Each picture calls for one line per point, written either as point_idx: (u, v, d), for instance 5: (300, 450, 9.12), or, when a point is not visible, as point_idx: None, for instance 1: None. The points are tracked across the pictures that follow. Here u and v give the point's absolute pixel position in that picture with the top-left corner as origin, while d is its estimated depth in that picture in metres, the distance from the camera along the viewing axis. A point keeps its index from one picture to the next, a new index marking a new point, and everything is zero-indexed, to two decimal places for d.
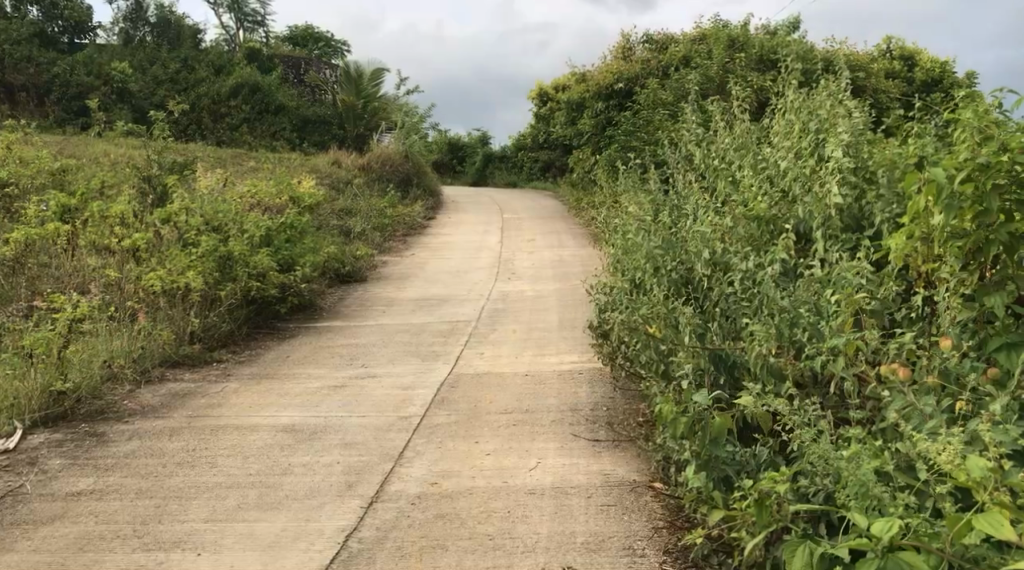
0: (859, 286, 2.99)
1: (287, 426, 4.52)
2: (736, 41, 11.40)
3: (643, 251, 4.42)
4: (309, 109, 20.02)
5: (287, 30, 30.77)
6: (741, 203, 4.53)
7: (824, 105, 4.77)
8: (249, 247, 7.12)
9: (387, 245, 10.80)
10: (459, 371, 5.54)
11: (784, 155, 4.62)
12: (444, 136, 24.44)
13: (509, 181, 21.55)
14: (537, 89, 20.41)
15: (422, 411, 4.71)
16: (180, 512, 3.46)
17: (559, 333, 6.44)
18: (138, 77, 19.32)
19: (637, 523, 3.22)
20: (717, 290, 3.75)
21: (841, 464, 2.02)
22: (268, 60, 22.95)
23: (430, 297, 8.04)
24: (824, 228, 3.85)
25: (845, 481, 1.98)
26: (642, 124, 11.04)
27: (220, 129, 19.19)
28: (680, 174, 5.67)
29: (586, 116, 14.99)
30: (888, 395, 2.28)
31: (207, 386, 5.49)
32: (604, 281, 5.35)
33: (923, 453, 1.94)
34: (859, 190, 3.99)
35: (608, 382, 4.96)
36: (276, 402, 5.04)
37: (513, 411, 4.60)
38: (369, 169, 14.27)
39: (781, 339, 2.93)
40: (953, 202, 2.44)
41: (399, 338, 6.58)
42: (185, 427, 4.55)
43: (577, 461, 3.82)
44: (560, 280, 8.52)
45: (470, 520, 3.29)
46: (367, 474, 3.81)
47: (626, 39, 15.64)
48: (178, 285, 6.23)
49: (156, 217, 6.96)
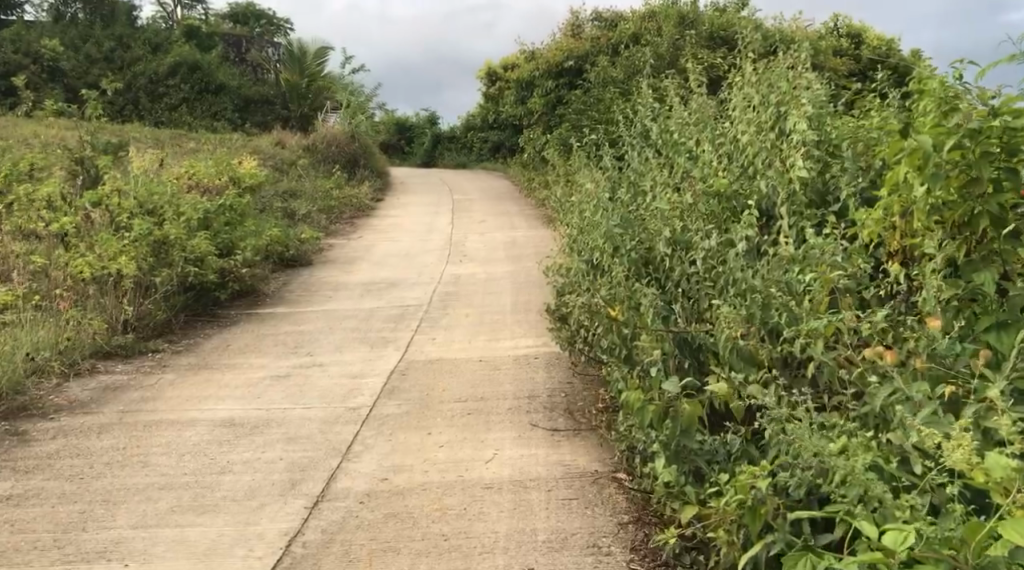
0: (833, 265, 2.86)
1: (226, 420, 4.24)
2: (686, 18, 11.30)
3: (602, 231, 4.23)
4: (251, 89, 19.44)
5: (227, 7, 29.90)
6: (701, 180, 4.38)
7: (782, 75, 4.64)
8: (186, 230, 6.78)
9: (333, 227, 10.46)
10: (409, 358, 5.30)
11: (745, 127, 4.45)
12: (391, 116, 24.07)
13: (458, 161, 21.30)
14: (486, 68, 20.03)
15: (372, 401, 4.47)
16: (107, 517, 3.16)
17: (513, 316, 6.24)
18: (70, 56, 18.57)
19: (602, 518, 3.03)
20: (679, 269, 3.57)
21: (833, 460, 1.86)
22: (207, 37, 22.13)
23: (379, 280, 7.77)
24: (789, 204, 3.72)
25: (842, 478, 1.82)
26: (594, 102, 10.89)
27: (159, 110, 18.53)
28: (635, 150, 5.50)
29: (535, 95, 14.80)
30: (877, 380, 2.13)
31: (141, 379, 5.15)
32: (561, 263, 5.16)
33: (927, 446, 1.79)
34: (823, 163, 3.85)
35: (565, 367, 4.78)
36: (216, 394, 4.75)
37: (468, 400, 4.39)
38: (314, 149, 13.89)
39: (749, 317, 2.75)
40: (940, 171, 2.33)
41: (346, 323, 6.31)
42: (115, 424, 4.24)
43: (535, 451, 3.63)
44: (513, 261, 8.31)
45: (424, 519, 3.07)
46: (312, 471, 3.56)
47: (576, 17, 15.44)
48: (110, 271, 5.88)
49: (86, 200, 6.58)
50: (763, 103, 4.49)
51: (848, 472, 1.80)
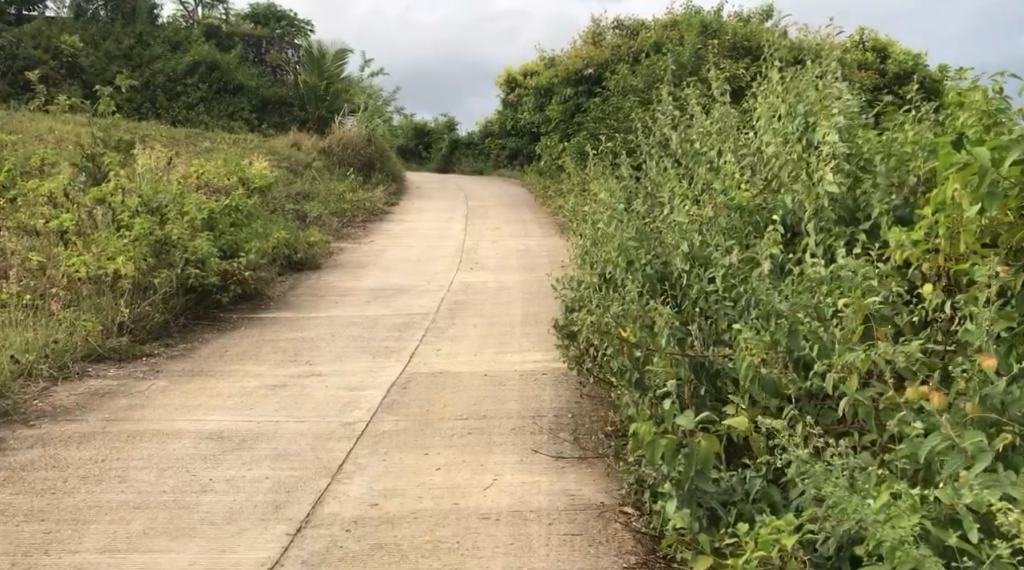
0: (867, 289, 2.61)
1: (214, 432, 4.03)
2: (709, 27, 11.08)
3: (616, 243, 4.01)
4: (269, 90, 19.36)
5: (249, 7, 29.90)
6: (722, 192, 4.15)
7: (810, 85, 4.41)
8: (189, 230, 6.59)
9: (344, 231, 10.27)
10: (411, 370, 5.07)
11: (771, 137, 4.22)
12: (409, 120, 23.95)
13: (475, 167, 21.13)
14: (505, 75, 19.89)
15: (368, 416, 4.23)
16: (74, 539, 2.96)
17: (522, 328, 6.00)
18: (90, 53, 18.54)
19: (606, 558, 2.78)
20: (696, 287, 3.32)
21: (879, 528, 1.61)
22: (227, 37, 22.05)
23: (387, 287, 7.55)
24: (817, 221, 3.48)
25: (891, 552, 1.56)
26: (612, 110, 10.67)
27: (176, 109, 18.48)
28: (654, 160, 5.27)
29: (554, 101, 14.61)
30: (924, 425, 1.87)
31: (131, 385, 4.96)
32: (572, 276, 4.92)
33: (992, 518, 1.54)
34: (853, 178, 3.62)
35: (573, 386, 4.54)
36: (208, 403, 4.54)
37: (469, 418, 4.15)
38: (329, 152, 13.75)
39: (773, 341, 2.50)
40: (996, 191, 2.09)
41: (349, 331, 6.09)
42: (97, 433, 4.04)
43: (537, 479, 3.39)
44: (525, 271, 8.08)
45: (412, 553, 2.84)
46: (299, 492, 3.33)
47: (597, 24, 15.24)
48: (107, 270, 5.71)
49: (90, 197, 6.36)
50: (790, 114, 4.27)
51: (898, 545, 1.55)
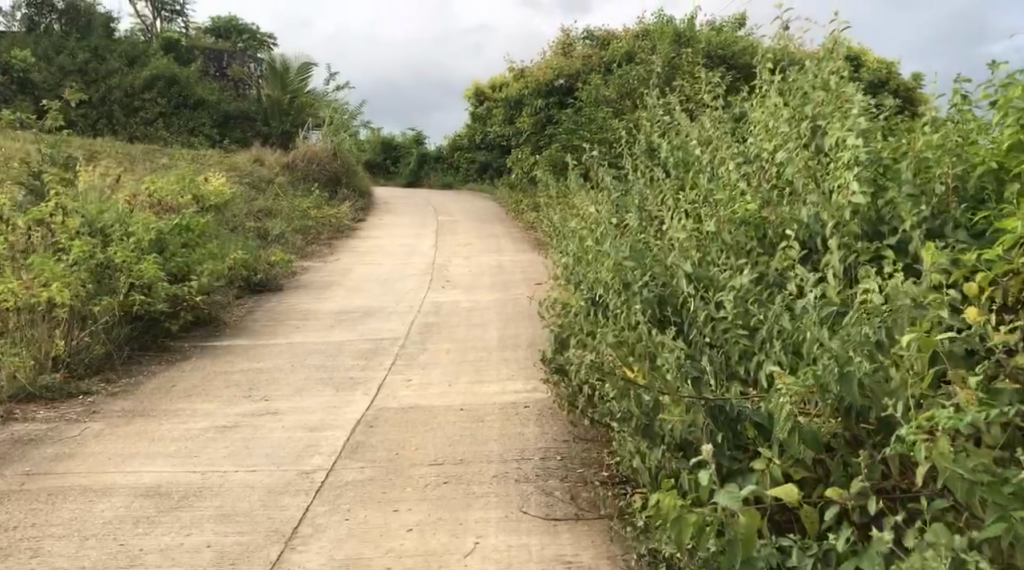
0: (931, 322, 2.14)
1: (149, 487, 3.49)
2: (682, 35, 10.72)
3: (608, 263, 3.51)
4: (231, 104, 18.70)
5: (209, 22, 29.16)
6: (725, 203, 3.66)
7: (809, 79, 3.92)
8: (135, 252, 6.02)
9: (308, 250, 9.73)
10: (380, 405, 4.56)
11: (776, 142, 3.75)
12: (376, 134, 23.41)
13: (444, 182, 20.65)
14: (473, 88, 19.47)
15: (330, 463, 3.72)
16: None
17: (499, 354, 5.52)
18: (42, 68, 17.78)
19: None
20: (704, 316, 2.82)
21: None
22: (187, 51, 21.36)
23: (353, 309, 7.03)
24: (839, 235, 3.00)
25: None
26: (586, 121, 10.25)
27: (134, 124, 17.78)
28: (641, 171, 4.83)
29: (524, 113, 14.19)
30: None
31: (61, 428, 4.39)
32: (557, 301, 4.46)
33: None
34: (877, 186, 3.07)
35: (560, 423, 4.08)
36: (146, 450, 3.98)
37: (444, 462, 3.66)
38: (293, 167, 13.20)
39: (819, 384, 2.05)
40: None
41: (310, 360, 5.56)
42: (14, 492, 3.48)
43: (527, 541, 2.92)
44: (500, 289, 7.60)
45: None
46: (244, 566, 2.82)
47: (567, 34, 14.83)
48: (39, 299, 5.11)
49: (25, 218, 5.77)
50: (796, 116, 3.76)
51: None
